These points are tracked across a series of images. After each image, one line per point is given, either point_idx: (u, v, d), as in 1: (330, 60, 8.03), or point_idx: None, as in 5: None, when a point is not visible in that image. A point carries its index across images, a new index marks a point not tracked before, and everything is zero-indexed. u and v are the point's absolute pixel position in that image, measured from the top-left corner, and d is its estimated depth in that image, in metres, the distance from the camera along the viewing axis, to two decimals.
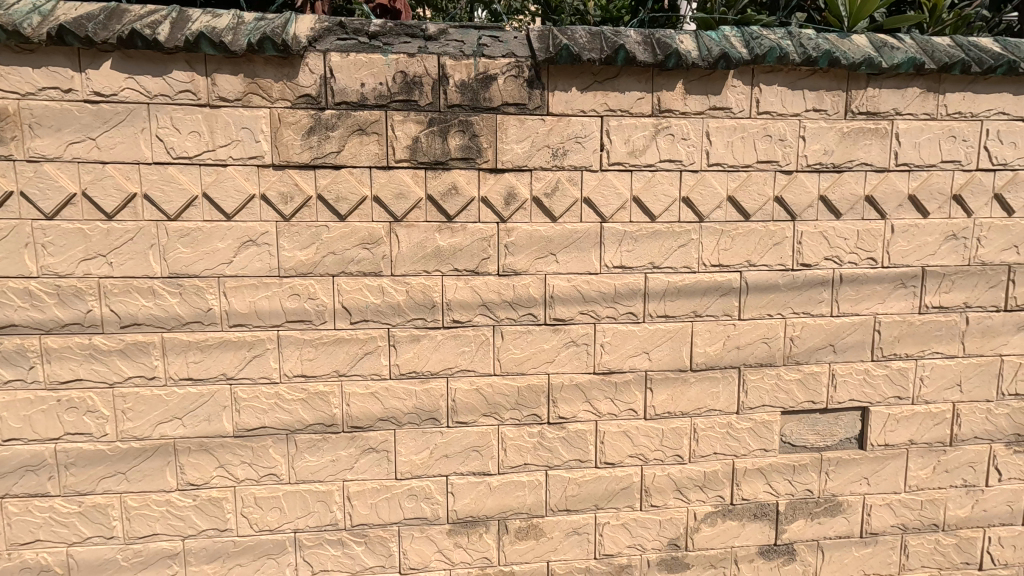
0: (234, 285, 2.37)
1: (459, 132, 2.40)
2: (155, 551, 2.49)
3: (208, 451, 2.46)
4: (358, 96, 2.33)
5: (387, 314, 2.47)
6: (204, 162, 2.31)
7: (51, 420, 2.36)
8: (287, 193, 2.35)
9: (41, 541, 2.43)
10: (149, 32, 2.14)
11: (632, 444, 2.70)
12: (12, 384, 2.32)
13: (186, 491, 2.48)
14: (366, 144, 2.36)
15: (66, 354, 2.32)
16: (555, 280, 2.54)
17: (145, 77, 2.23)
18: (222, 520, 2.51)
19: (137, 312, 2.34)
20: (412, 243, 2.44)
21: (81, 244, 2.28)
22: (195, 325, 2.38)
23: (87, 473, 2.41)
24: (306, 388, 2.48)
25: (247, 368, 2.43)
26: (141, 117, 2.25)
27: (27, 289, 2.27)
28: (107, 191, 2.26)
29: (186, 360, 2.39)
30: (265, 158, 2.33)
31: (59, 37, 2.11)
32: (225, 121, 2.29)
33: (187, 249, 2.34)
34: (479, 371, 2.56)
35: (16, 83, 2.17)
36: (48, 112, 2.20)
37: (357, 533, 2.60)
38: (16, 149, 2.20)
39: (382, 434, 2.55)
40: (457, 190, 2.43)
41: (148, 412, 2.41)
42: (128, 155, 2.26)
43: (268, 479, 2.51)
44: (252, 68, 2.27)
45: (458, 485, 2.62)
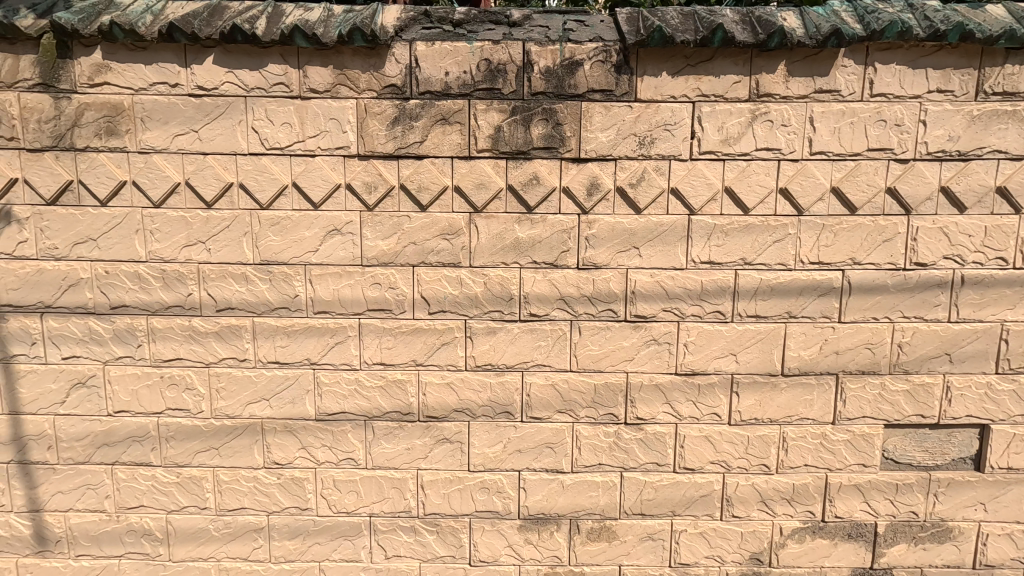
0: (320, 272, 2.44)
1: (542, 121, 2.33)
2: (243, 524, 2.62)
3: (293, 433, 2.55)
4: (442, 85, 2.32)
5: (464, 305, 2.46)
6: (294, 153, 2.37)
7: (155, 395, 2.52)
8: (371, 183, 2.38)
9: (144, 506, 2.61)
10: (248, 27, 2.22)
11: (715, 450, 2.55)
12: (122, 360, 2.50)
13: (272, 469, 2.58)
14: (448, 134, 2.35)
15: (169, 334, 2.47)
16: (637, 275, 2.43)
17: (242, 71, 2.32)
18: (303, 499, 2.60)
19: (232, 296, 2.45)
20: (491, 235, 2.41)
21: (184, 231, 2.41)
22: (283, 311, 2.47)
23: (185, 447, 2.56)
24: (385, 375, 2.51)
25: (330, 354, 2.49)
26: (239, 110, 2.34)
27: (137, 273, 2.43)
28: (207, 181, 2.38)
29: (274, 344, 2.49)
30: (351, 148, 2.37)
31: (168, 34, 2.23)
32: (315, 112, 2.34)
33: (277, 237, 2.42)
34: (555, 366, 2.50)
35: (131, 79, 2.32)
36: (157, 106, 2.34)
37: (429, 522, 2.62)
38: (130, 141, 2.36)
39: (457, 425, 2.55)
40: (539, 180, 2.37)
41: (239, 392, 2.52)
42: (226, 146, 2.37)
43: (346, 462, 2.58)
44: (341, 59, 2.30)
45: (531, 481, 2.58)
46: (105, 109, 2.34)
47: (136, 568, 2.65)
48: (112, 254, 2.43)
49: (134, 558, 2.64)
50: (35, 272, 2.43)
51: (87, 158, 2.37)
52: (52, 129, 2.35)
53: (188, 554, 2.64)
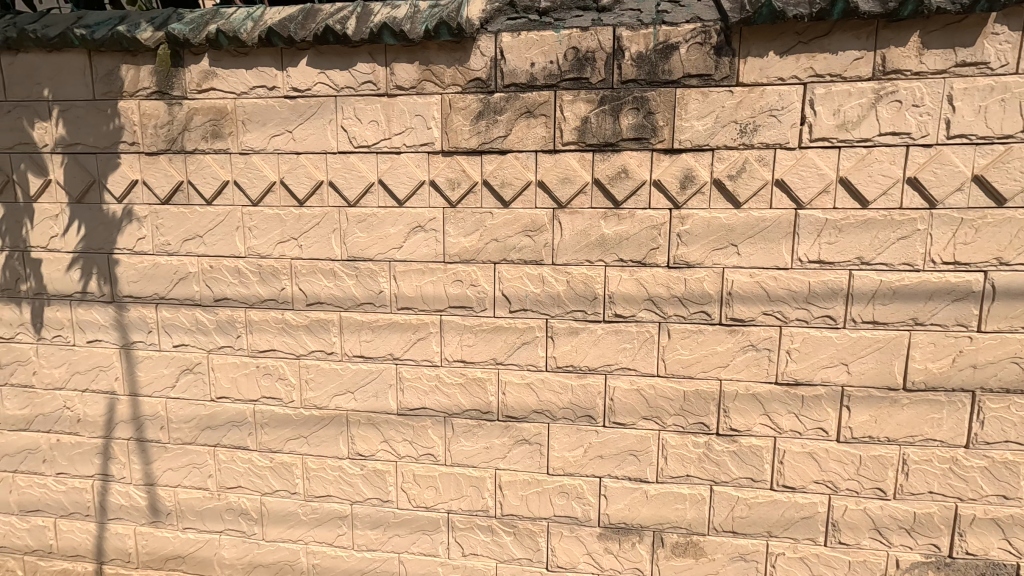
0: (403, 269, 2.46)
1: (633, 111, 2.20)
2: (329, 511, 2.72)
3: (375, 426, 2.60)
4: (527, 77, 2.25)
5: (546, 304, 2.38)
6: (381, 150, 2.40)
7: (251, 384, 2.67)
8: (454, 179, 2.36)
9: (242, 487, 2.77)
10: (339, 28, 2.26)
11: (820, 468, 2.31)
12: (224, 349, 2.66)
13: (356, 460, 2.65)
14: (533, 127, 2.28)
15: (264, 326, 2.60)
16: (734, 275, 2.24)
17: (334, 72, 2.37)
18: (385, 491, 2.65)
19: (321, 291, 2.53)
20: (576, 231, 2.31)
21: (278, 228, 2.52)
22: (368, 306, 2.51)
23: (278, 433, 2.69)
24: (465, 373, 2.49)
25: (412, 350, 2.51)
26: (329, 110, 2.40)
27: (237, 268, 2.57)
28: (300, 180, 2.46)
29: (359, 338, 2.54)
30: (435, 144, 2.35)
31: (267, 39, 2.33)
32: (401, 109, 2.35)
33: (364, 234, 2.46)
34: (641, 370, 2.37)
35: (234, 84, 2.44)
36: (256, 109, 2.45)
37: (506, 523, 2.58)
38: (232, 143, 2.49)
39: (536, 426, 2.48)
40: (627, 173, 2.24)
41: (327, 383, 2.61)
42: (318, 146, 2.44)
43: (426, 458, 2.59)
44: (426, 55, 2.30)
45: (613, 488, 2.47)
46: (211, 113, 2.48)
47: (234, 544, 2.82)
48: (215, 250, 2.58)
49: (232, 535, 2.82)
50: (151, 266, 2.63)
51: (195, 160, 2.53)
52: (166, 133, 2.53)
53: (279, 535, 2.77)
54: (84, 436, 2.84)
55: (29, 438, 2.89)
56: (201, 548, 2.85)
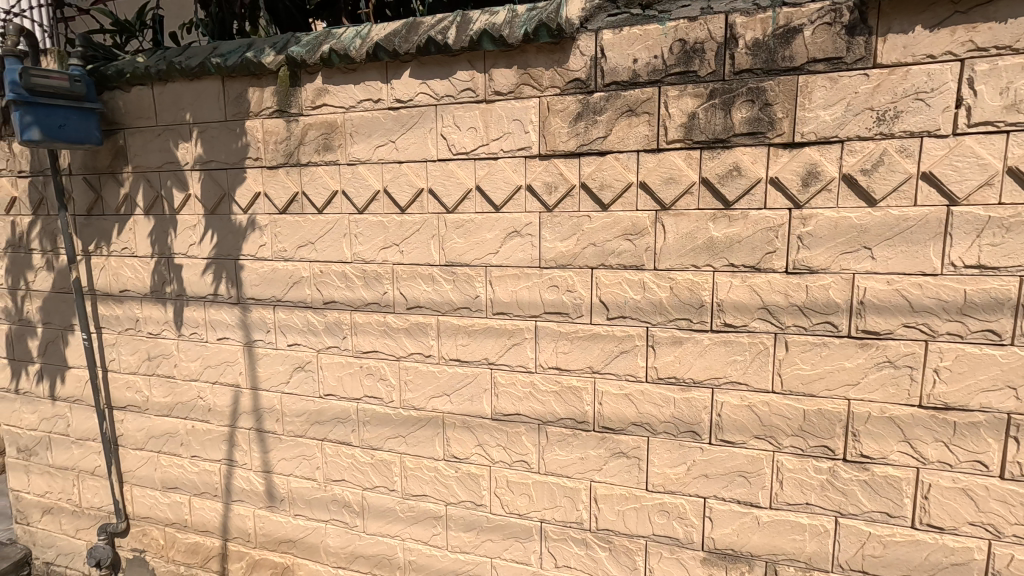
0: (499, 274, 2.45)
1: (747, 103, 2.03)
2: (424, 510, 2.78)
3: (470, 429, 2.62)
4: (629, 74, 2.16)
5: (647, 311, 2.26)
6: (479, 156, 2.41)
7: (356, 382, 2.80)
8: (551, 182, 2.31)
9: (346, 480, 2.91)
10: (441, 38, 2.31)
11: (976, 508, 1.98)
12: (331, 349, 2.82)
13: (451, 462, 2.69)
14: (635, 126, 2.18)
15: (368, 328, 2.72)
16: (867, 282, 1.98)
17: (435, 81, 2.43)
18: (478, 495, 2.66)
19: (420, 295, 2.60)
20: (681, 234, 2.17)
21: (381, 235, 2.63)
22: (464, 311, 2.54)
23: (378, 431, 2.80)
24: (560, 380, 2.44)
25: (506, 355, 2.50)
26: (430, 119, 2.46)
27: (344, 273, 2.72)
28: (402, 188, 2.55)
29: (456, 342, 2.58)
30: (533, 148, 2.33)
31: (374, 54, 2.44)
32: (499, 115, 2.35)
33: (461, 240, 2.49)
34: (754, 385, 2.17)
35: (344, 99, 2.59)
36: (363, 121, 2.57)
37: (601, 538, 2.49)
38: (341, 155, 2.64)
39: (635, 439, 2.37)
40: (740, 171, 2.07)
41: (424, 385, 2.67)
42: (419, 154, 2.51)
43: (519, 465, 2.57)
44: (525, 58, 2.28)
45: (719, 511, 2.29)
46: (323, 127, 2.64)
47: (338, 534, 2.98)
48: (326, 256, 2.75)
49: (336, 525, 2.98)
50: (270, 270, 2.86)
51: (309, 172, 2.71)
52: (285, 148, 2.73)
53: (379, 529, 2.89)
54: (213, 424, 3.15)
55: (170, 423, 3.26)
56: (310, 535, 3.04)
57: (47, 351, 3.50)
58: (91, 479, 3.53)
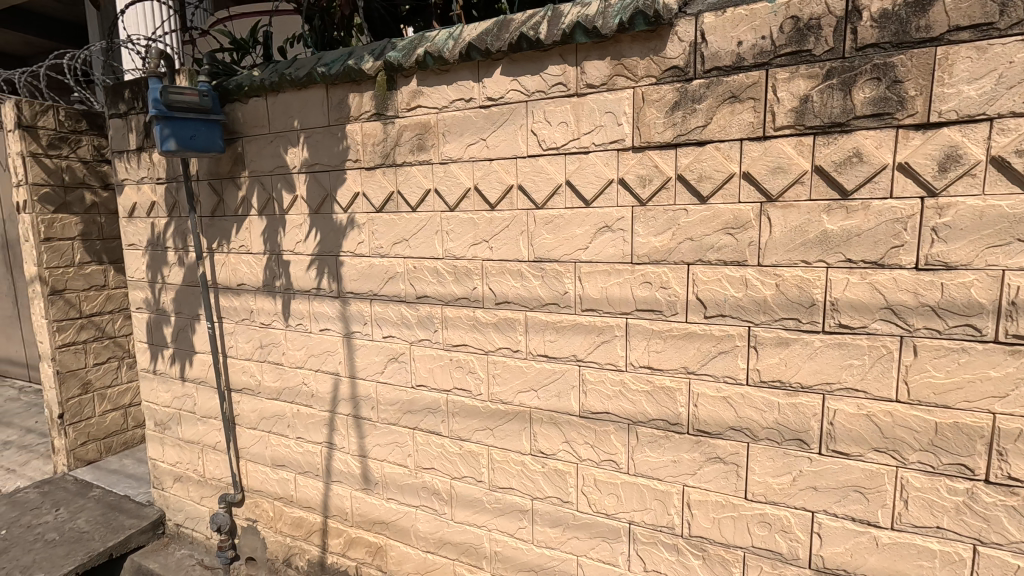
0: (589, 270, 2.41)
1: (871, 82, 1.84)
2: (511, 503, 2.82)
3: (557, 425, 2.62)
4: (733, 58, 2.04)
5: (749, 310, 2.13)
6: (569, 151, 2.39)
7: (446, 375, 2.89)
8: (645, 175, 2.24)
9: (435, 469, 3.02)
10: (533, 33, 2.31)
11: None
12: (423, 342, 2.93)
13: (537, 457, 2.70)
14: (739, 113, 2.05)
15: (458, 322, 2.80)
16: (1021, 280, 1.73)
17: (526, 78, 2.44)
18: (565, 492, 2.65)
19: (508, 291, 2.63)
20: (789, 227, 2.02)
21: (472, 232, 2.68)
22: (552, 307, 2.53)
23: (467, 423, 2.87)
24: (652, 380, 2.36)
25: (596, 352, 2.46)
26: (520, 116, 2.47)
27: (436, 269, 2.81)
28: (492, 185, 2.59)
29: (544, 338, 2.58)
30: (626, 141, 2.26)
31: (467, 54, 2.50)
32: (591, 108, 2.31)
33: (550, 235, 2.48)
34: (873, 393, 1.98)
35: (437, 100, 2.67)
36: (455, 121, 2.64)
37: (695, 545, 2.38)
38: (434, 154, 2.72)
39: (733, 445, 2.24)
40: (861, 157, 1.88)
41: (512, 379, 2.70)
42: (509, 151, 2.53)
43: (607, 464, 2.52)
44: (619, 48, 2.23)
45: (830, 528, 2.11)
46: (418, 128, 2.74)
47: (428, 519, 3.10)
48: (419, 252, 2.85)
49: (426, 511, 3.10)
50: (368, 266, 3.02)
51: (404, 172, 2.83)
52: (382, 149, 2.87)
53: (466, 517, 2.96)
54: (316, 408, 3.39)
55: (278, 406, 3.55)
56: (401, 518, 3.19)
57: (179, 337, 3.95)
58: (213, 453, 3.95)
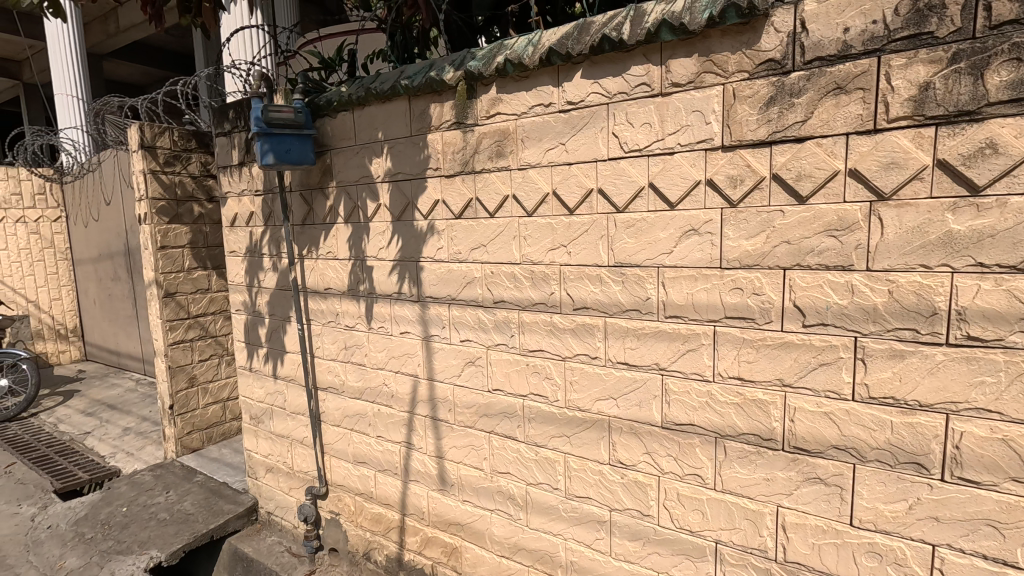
0: (673, 275, 2.32)
1: (1008, 63, 1.65)
2: (588, 513, 2.76)
3: (638, 436, 2.53)
4: (838, 46, 1.89)
5: (856, 319, 1.96)
6: (653, 153, 2.32)
7: (522, 380, 2.89)
8: (736, 176, 2.13)
9: (510, 474, 3.02)
10: (616, 34, 2.27)
11: None
12: (500, 347, 2.95)
13: (616, 467, 2.63)
14: (844, 105, 1.90)
15: (535, 328, 2.79)
16: None
17: (607, 80, 2.40)
18: (646, 505, 2.56)
19: (587, 297, 2.58)
20: (905, 228, 1.84)
21: (550, 237, 2.67)
22: (633, 313, 2.46)
23: (543, 429, 2.85)
24: (742, 392, 2.23)
25: (680, 361, 2.36)
26: (601, 118, 2.43)
27: (513, 274, 2.83)
28: (571, 189, 2.56)
29: (624, 345, 2.51)
30: (715, 140, 2.16)
31: (547, 59, 2.50)
32: (676, 108, 2.23)
33: (632, 240, 2.41)
34: (1010, 415, 1.75)
35: (516, 106, 2.69)
36: (534, 126, 2.64)
37: (791, 572, 2.21)
38: (513, 160, 2.74)
39: (836, 465, 2.06)
40: (995, 148, 1.68)
41: (590, 387, 2.65)
42: (589, 155, 2.49)
43: (692, 478, 2.41)
44: (708, 44, 2.14)
45: (954, 565, 1.88)
46: (497, 135, 2.78)
47: (502, 524, 3.10)
48: (496, 257, 2.88)
49: (501, 515, 3.10)
50: (447, 271, 3.10)
51: (483, 178, 2.87)
52: (461, 157, 2.93)
53: (542, 525, 2.94)
54: (396, 409, 3.51)
55: (360, 405, 3.71)
56: (476, 521, 3.22)
57: (272, 337, 4.25)
58: (301, 448, 4.20)
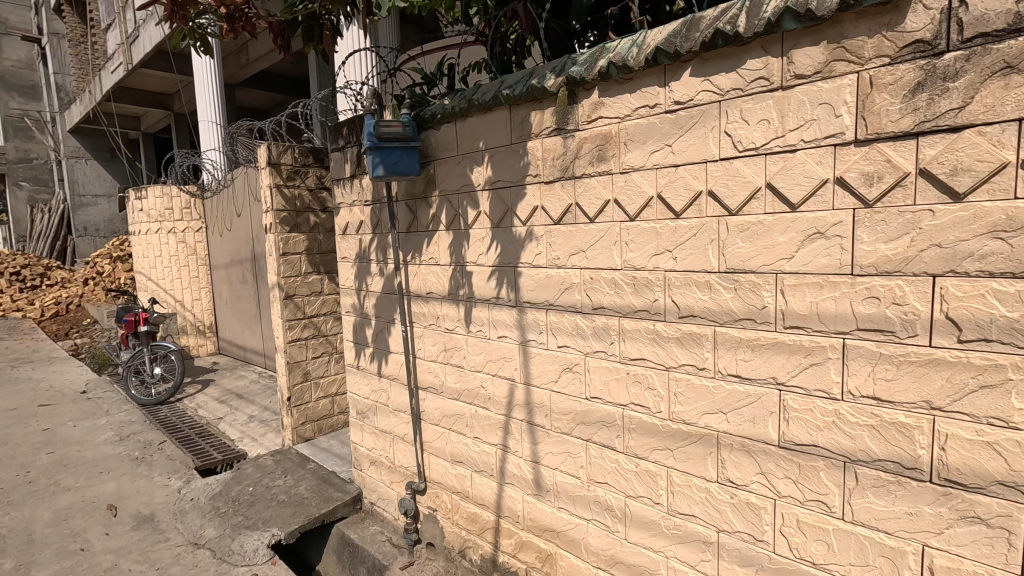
0: (794, 282, 2.14)
1: None
2: (692, 532, 2.62)
3: (750, 454, 2.36)
4: (1008, 19, 1.64)
5: None
6: (771, 151, 2.16)
7: (622, 389, 2.81)
8: (873, 172, 1.92)
9: (608, 484, 2.96)
10: (730, 27, 2.15)
11: None
12: (598, 354, 2.90)
13: (725, 486, 2.47)
14: (1015, 87, 1.65)
15: (636, 335, 2.71)
16: None
17: (719, 76, 2.28)
18: (759, 529, 2.37)
19: (694, 304, 2.46)
20: None
21: (654, 241, 2.58)
22: (747, 323, 2.30)
23: (644, 440, 2.75)
24: (878, 414, 2.00)
25: (802, 376, 2.17)
26: (712, 117, 2.31)
27: (614, 280, 2.77)
28: (678, 192, 2.46)
29: (736, 356, 2.35)
30: (847, 134, 1.97)
31: (654, 59, 2.44)
32: (800, 101, 2.07)
33: (746, 244, 2.26)
34: None
35: (619, 109, 2.64)
36: (638, 129, 2.58)
37: None
38: (615, 164, 2.69)
39: (1001, 504, 1.78)
40: None
41: (697, 400, 2.51)
42: (698, 156, 2.38)
43: (815, 505, 2.19)
44: (839, 29, 1.96)
45: None
46: (598, 140, 2.75)
47: (599, 534, 3.04)
48: (596, 263, 2.84)
49: (598, 526, 3.04)
50: (545, 276, 3.11)
51: (583, 183, 2.85)
52: (561, 162, 2.94)
53: (641, 540, 2.84)
54: (492, 411, 3.58)
55: (458, 406, 3.84)
56: (572, 529, 3.18)
57: (378, 338, 4.53)
58: (402, 444, 4.42)
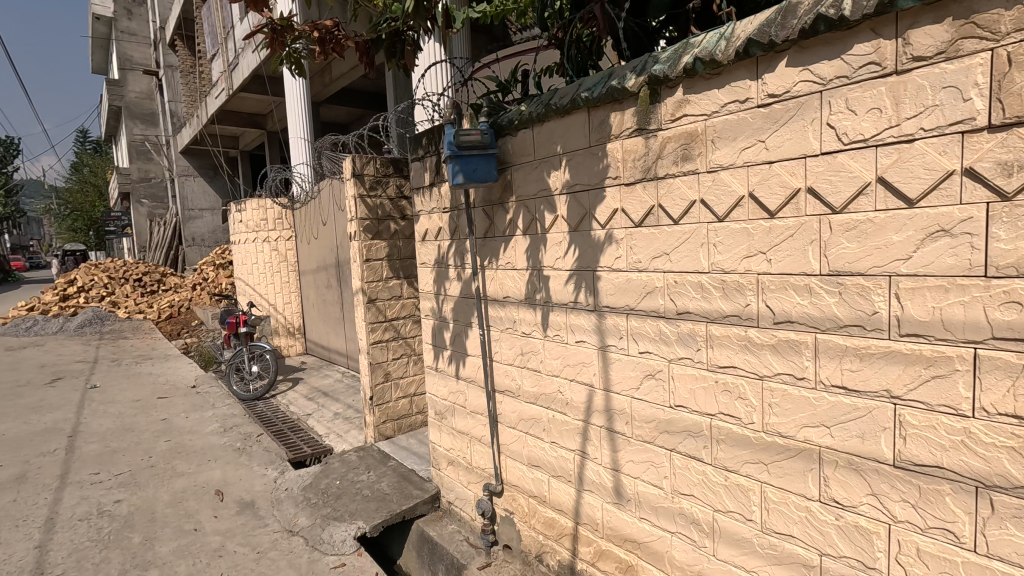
0: (912, 286, 1.94)
1: None
2: (791, 554, 2.44)
3: (859, 472, 2.17)
4: None
5: None
6: (884, 142, 1.98)
7: (709, 398, 2.69)
8: (1012, 161, 1.71)
9: (695, 497, 2.83)
10: (834, 11, 2.00)
11: None
12: (684, 361, 2.79)
13: (829, 507, 2.28)
14: None
15: (726, 342, 2.57)
16: None
17: (821, 65, 2.13)
18: (870, 556, 2.17)
19: (792, 310, 2.30)
20: None
21: (745, 243, 2.44)
22: (855, 330, 2.12)
23: (735, 453, 2.61)
24: (1020, 434, 1.76)
25: (922, 389, 1.96)
26: (812, 108, 2.16)
27: (701, 283, 2.65)
28: (773, 190, 2.31)
29: (841, 366, 2.17)
30: (978, 119, 1.76)
31: (745, 51, 2.32)
32: (918, 86, 1.88)
33: (853, 244, 2.09)
34: None
35: (706, 105, 2.54)
36: (727, 125, 2.46)
37: None
38: (701, 163, 2.59)
39: None
40: None
41: (795, 412, 2.35)
42: (796, 151, 2.23)
43: (939, 534, 1.97)
44: (967, 4, 1.77)
45: None
46: (683, 138, 2.65)
47: (684, 549, 2.92)
48: (681, 266, 2.74)
49: (682, 539, 2.92)
50: (625, 280, 3.04)
51: (666, 184, 2.76)
52: (642, 163, 2.87)
53: (732, 558, 2.69)
54: (570, 417, 3.55)
55: (535, 410, 3.84)
56: (655, 541, 3.08)
57: (456, 340, 4.65)
58: (479, 445, 4.50)
